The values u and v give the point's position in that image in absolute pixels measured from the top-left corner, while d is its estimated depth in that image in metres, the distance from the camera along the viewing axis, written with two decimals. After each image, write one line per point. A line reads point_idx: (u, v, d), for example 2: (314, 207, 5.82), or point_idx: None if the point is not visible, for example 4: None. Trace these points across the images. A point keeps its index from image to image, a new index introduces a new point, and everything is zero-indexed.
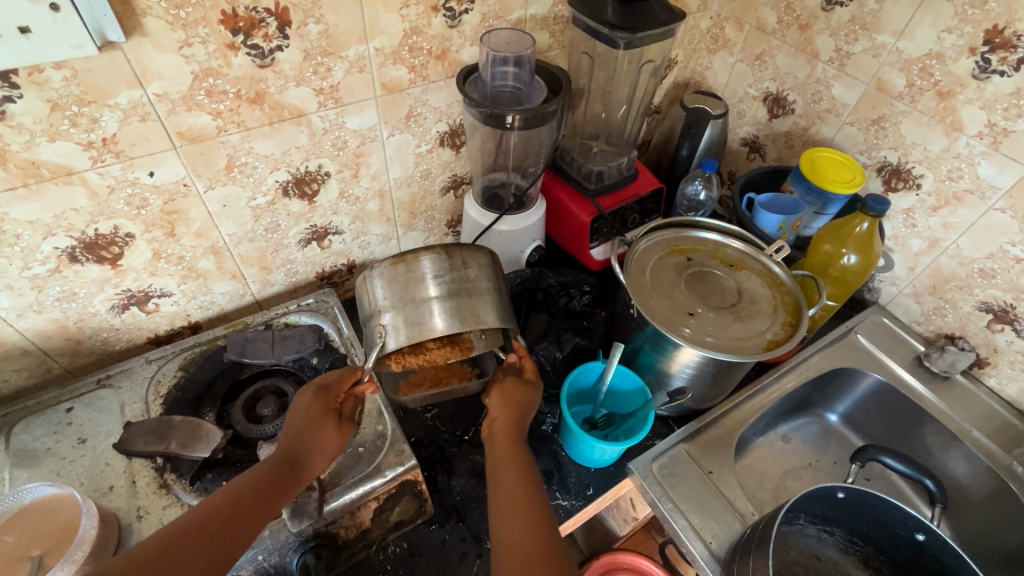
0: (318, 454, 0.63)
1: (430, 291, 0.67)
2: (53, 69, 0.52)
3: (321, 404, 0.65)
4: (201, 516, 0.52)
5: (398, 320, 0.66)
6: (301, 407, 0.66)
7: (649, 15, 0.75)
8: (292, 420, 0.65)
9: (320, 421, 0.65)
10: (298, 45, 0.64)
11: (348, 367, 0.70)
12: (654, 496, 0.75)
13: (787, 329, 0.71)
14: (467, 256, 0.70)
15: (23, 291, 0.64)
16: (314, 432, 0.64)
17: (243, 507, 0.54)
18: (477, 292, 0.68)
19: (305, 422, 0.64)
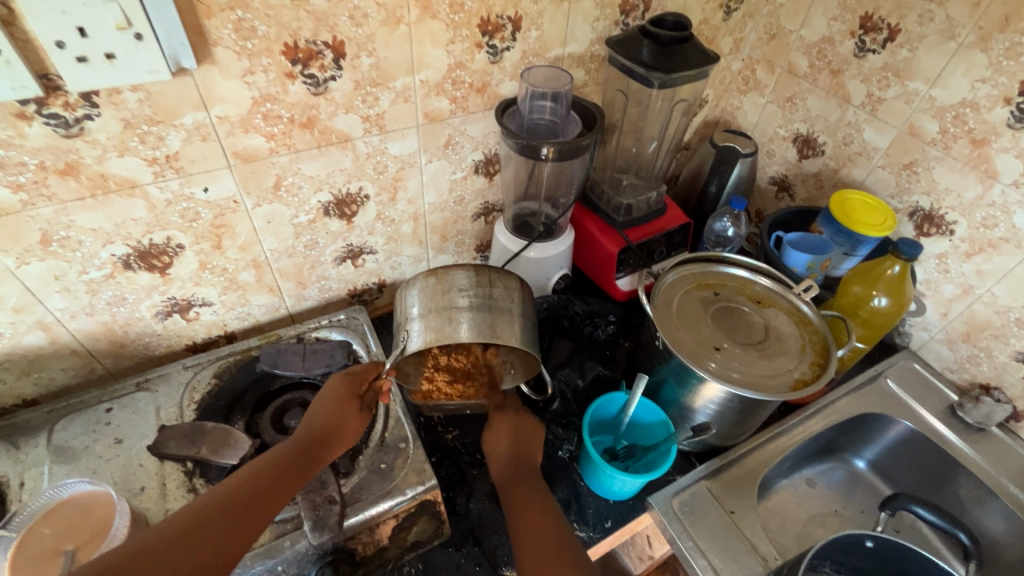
0: (339, 437, 0.68)
1: (456, 302, 0.69)
2: (130, 91, 0.56)
3: (347, 389, 0.72)
4: (229, 491, 0.57)
5: (423, 325, 0.69)
6: (325, 396, 0.71)
7: (683, 57, 0.78)
8: (314, 408, 0.70)
9: (339, 408, 0.70)
10: (351, 76, 0.68)
11: (367, 364, 0.76)
12: (674, 534, 0.74)
13: (815, 369, 0.70)
14: (497, 278, 0.72)
15: (79, 294, 0.68)
16: (335, 417, 0.69)
17: (267, 482, 0.59)
18: (500, 311, 0.70)
19: (331, 404, 0.70)
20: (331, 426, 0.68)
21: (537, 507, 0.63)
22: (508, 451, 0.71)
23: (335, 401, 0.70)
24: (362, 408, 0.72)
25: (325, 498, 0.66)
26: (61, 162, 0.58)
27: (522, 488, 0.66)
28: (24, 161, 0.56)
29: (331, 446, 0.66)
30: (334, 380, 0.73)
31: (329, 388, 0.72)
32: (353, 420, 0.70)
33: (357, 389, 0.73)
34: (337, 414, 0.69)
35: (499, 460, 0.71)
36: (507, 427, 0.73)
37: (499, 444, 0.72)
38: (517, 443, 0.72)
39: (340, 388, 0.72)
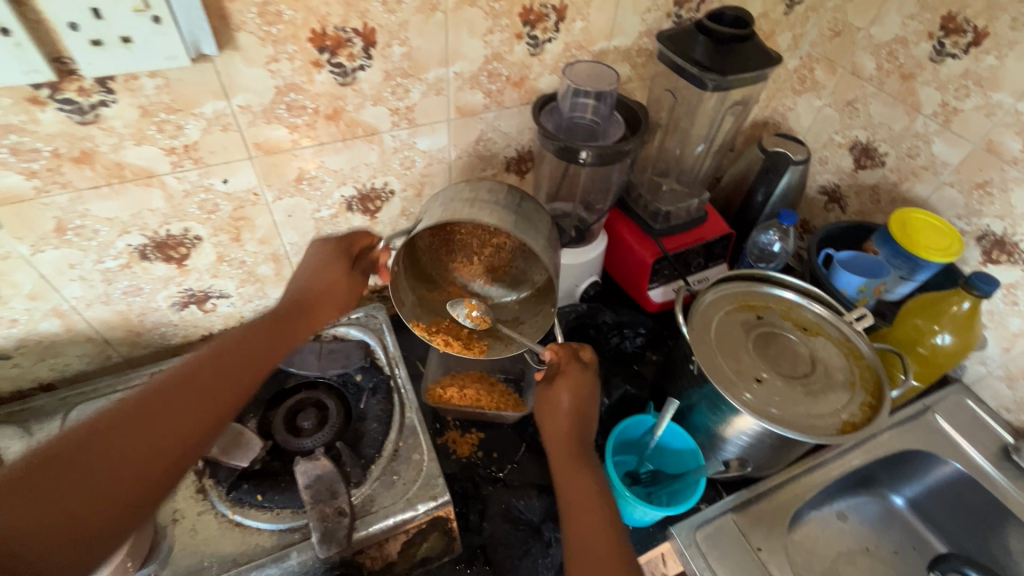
0: (321, 305, 0.65)
1: (484, 198, 0.63)
2: (147, 77, 0.53)
3: (333, 249, 0.68)
4: (202, 361, 0.54)
5: (438, 211, 0.62)
6: (307, 261, 0.68)
7: (742, 56, 0.71)
8: (299, 269, 0.67)
9: (322, 285, 0.66)
10: (380, 66, 0.64)
11: (354, 231, 0.71)
12: (696, 568, 0.70)
13: (865, 411, 0.64)
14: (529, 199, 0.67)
15: (94, 283, 0.66)
16: (319, 291, 0.65)
17: (243, 354, 0.57)
18: (525, 219, 0.63)
19: (315, 267, 0.66)
20: (312, 295, 0.65)
21: (593, 489, 0.59)
22: (571, 414, 0.65)
23: (319, 271, 0.66)
24: (349, 267, 0.68)
25: (334, 509, 0.63)
26: (76, 149, 0.55)
27: (580, 464, 0.62)
28: (37, 147, 0.53)
29: (313, 313, 0.64)
30: (317, 243, 0.69)
31: (312, 252, 0.68)
32: (335, 299, 0.66)
33: (348, 250, 0.69)
34: (319, 279, 0.66)
35: (559, 422, 0.65)
36: (573, 381, 0.66)
37: (560, 398, 0.66)
38: (580, 402, 0.66)
39: (330, 247, 0.68)
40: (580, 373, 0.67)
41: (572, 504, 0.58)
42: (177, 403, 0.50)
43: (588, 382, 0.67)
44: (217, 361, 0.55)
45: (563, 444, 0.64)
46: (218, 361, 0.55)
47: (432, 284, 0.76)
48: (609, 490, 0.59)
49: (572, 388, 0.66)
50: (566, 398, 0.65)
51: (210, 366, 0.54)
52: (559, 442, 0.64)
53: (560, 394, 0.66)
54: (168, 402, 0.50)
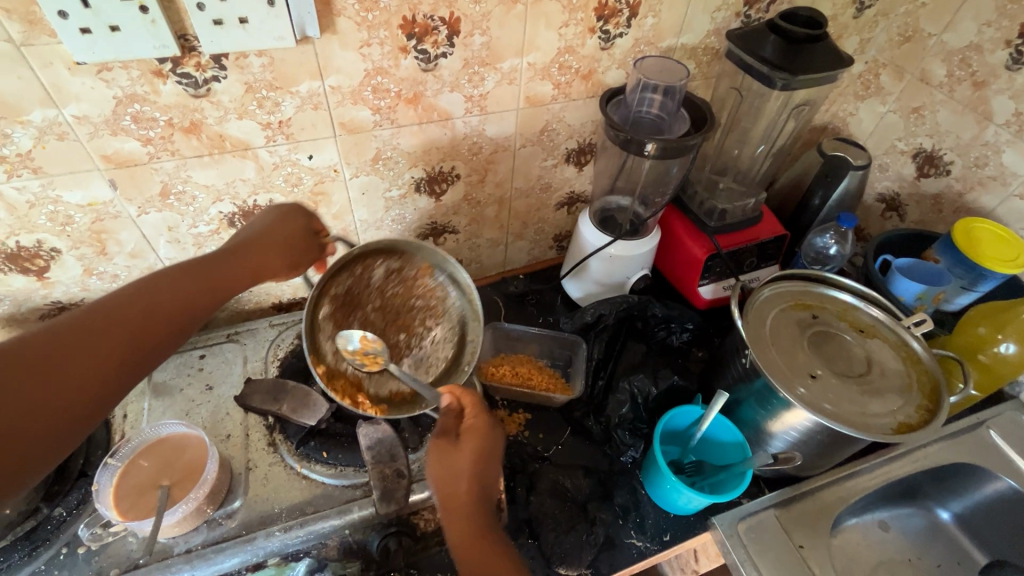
0: (264, 266, 0.62)
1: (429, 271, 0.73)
2: (255, 56, 0.58)
3: (292, 218, 0.66)
4: (122, 306, 0.52)
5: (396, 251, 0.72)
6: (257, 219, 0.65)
7: (813, 56, 0.72)
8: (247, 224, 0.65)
9: (267, 240, 0.63)
10: (461, 54, 0.67)
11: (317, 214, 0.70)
12: (737, 559, 0.71)
13: (921, 414, 0.64)
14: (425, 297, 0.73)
15: (186, 246, 0.72)
16: (263, 244, 0.63)
17: (170, 306, 0.55)
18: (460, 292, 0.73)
19: (267, 229, 0.64)
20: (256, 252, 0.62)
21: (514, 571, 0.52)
22: (473, 484, 0.57)
23: (267, 224, 0.64)
24: (302, 230, 0.66)
25: (394, 470, 0.67)
26: (187, 120, 0.60)
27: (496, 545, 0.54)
28: (154, 116, 0.58)
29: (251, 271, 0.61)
30: (275, 212, 0.66)
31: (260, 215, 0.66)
32: (279, 255, 0.64)
33: (302, 219, 0.66)
34: (269, 238, 0.63)
35: (460, 496, 0.57)
36: (475, 446, 0.58)
37: (460, 465, 0.58)
38: (483, 465, 0.58)
39: (280, 208, 0.66)
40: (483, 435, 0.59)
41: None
42: (84, 352, 0.48)
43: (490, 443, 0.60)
44: (138, 308, 0.53)
45: (470, 521, 0.56)
46: (139, 305, 0.53)
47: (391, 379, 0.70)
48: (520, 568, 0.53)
49: (466, 453, 0.58)
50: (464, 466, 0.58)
51: (130, 312, 0.52)
52: (466, 518, 0.56)
53: (457, 469, 0.57)
54: (75, 349, 0.48)
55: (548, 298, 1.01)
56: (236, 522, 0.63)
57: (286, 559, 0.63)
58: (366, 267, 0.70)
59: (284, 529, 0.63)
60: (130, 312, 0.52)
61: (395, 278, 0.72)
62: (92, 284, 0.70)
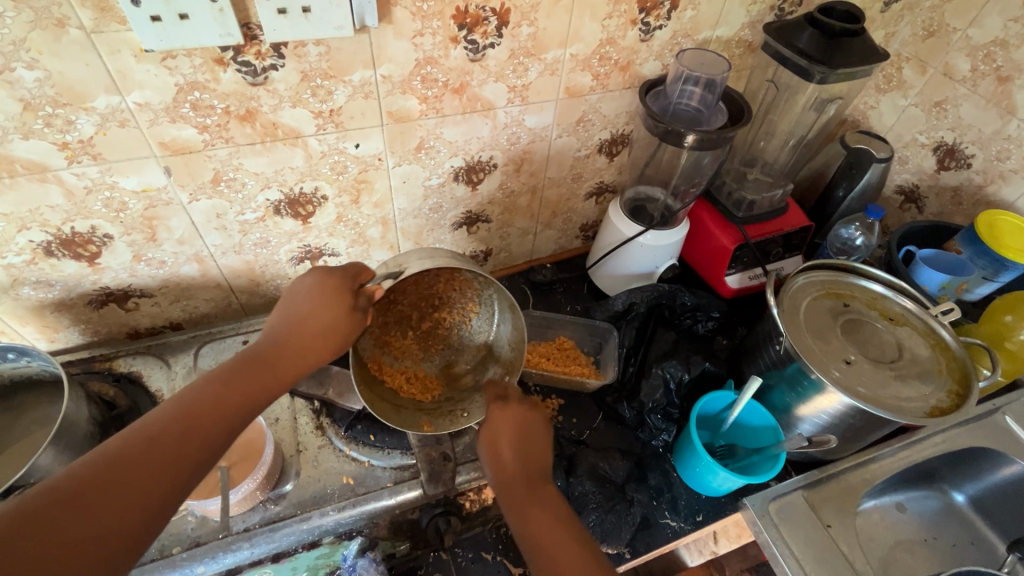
0: (306, 346, 0.56)
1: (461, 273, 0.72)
2: (313, 45, 0.58)
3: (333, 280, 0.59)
4: (173, 417, 0.47)
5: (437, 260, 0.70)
6: (298, 291, 0.59)
7: (850, 50, 0.73)
8: (283, 306, 0.58)
9: (309, 323, 0.56)
10: (508, 44, 0.68)
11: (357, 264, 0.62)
12: (769, 538, 0.74)
13: (952, 398, 0.67)
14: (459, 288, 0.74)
15: (232, 233, 0.73)
16: (303, 332, 0.56)
17: (218, 408, 0.49)
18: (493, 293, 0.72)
19: (309, 301, 0.57)
20: (299, 332, 0.56)
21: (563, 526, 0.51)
22: (515, 448, 0.58)
23: (311, 305, 0.57)
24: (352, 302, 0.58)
25: (440, 453, 0.68)
26: (243, 108, 0.60)
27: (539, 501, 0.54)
28: (213, 104, 0.59)
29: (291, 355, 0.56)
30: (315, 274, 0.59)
31: (304, 283, 0.59)
32: (325, 340, 0.56)
33: (347, 283, 0.59)
34: (314, 313, 0.57)
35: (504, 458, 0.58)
36: (515, 417, 0.60)
37: (500, 430, 0.60)
38: (523, 433, 0.60)
39: (319, 276, 0.59)
40: (514, 409, 0.61)
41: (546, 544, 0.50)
42: (115, 489, 0.42)
43: (525, 413, 0.62)
44: (187, 417, 0.48)
45: (516, 476, 0.56)
46: (177, 426, 0.47)
47: (431, 365, 0.75)
48: (573, 519, 0.53)
49: (507, 420, 0.60)
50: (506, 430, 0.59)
51: (172, 425, 0.47)
52: (509, 480, 0.56)
53: (498, 438, 0.59)
54: (105, 486, 0.42)
55: (576, 287, 1.02)
56: (291, 502, 0.65)
57: (340, 537, 0.65)
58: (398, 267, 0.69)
59: (338, 509, 0.64)
60: (162, 434, 0.46)
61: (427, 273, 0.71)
62: (139, 270, 0.71)
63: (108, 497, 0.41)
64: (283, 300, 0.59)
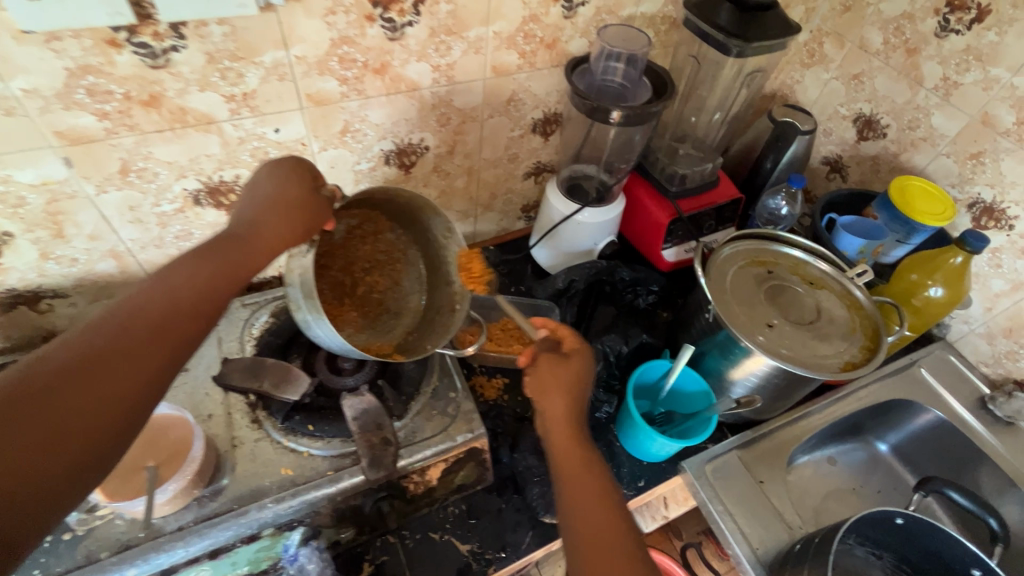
0: (274, 230, 0.56)
1: (388, 230, 0.73)
2: (216, 25, 0.56)
3: (292, 171, 0.58)
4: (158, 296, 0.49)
5: (366, 213, 0.71)
6: (256, 185, 0.58)
7: (764, 25, 0.76)
8: (248, 195, 0.58)
9: (274, 206, 0.57)
10: (427, 22, 0.67)
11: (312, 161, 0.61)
12: (705, 497, 0.77)
13: (864, 353, 0.71)
14: (391, 248, 0.74)
15: (150, 226, 0.70)
16: (269, 214, 0.56)
17: (203, 287, 0.51)
18: (424, 243, 0.74)
19: (271, 192, 0.57)
20: (268, 217, 0.56)
21: (589, 477, 0.57)
22: (570, 405, 0.62)
23: (274, 190, 0.57)
24: (314, 192, 0.59)
25: (381, 438, 0.68)
26: (145, 93, 0.57)
27: (581, 446, 0.60)
28: (110, 89, 0.56)
29: (261, 235, 0.56)
30: (272, 166, 0.59)
31: (260, 174, 0.59)
32: (294, 225, 0.57)
33: (305, 174, 0.59)
34: (278, 200, 0.57)
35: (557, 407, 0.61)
36: (577, 369, 0.63)
37: (556, 389, 0.62)
38: (574, 397, 0.62)
39: (280, 167, 0.58)
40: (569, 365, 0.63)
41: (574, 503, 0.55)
42: (117, 359, 0.45)
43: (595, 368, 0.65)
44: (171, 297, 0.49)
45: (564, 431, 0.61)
46: (158, 310, 0.48)
47: (371, 333, 0.72)
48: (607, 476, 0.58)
49: (569, 376, 0.63)
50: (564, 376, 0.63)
51: (160, 305, 0.48)
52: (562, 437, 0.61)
53: (548, 390, 0.62)
54: (107, 355, 0.44)
55: (520, 267, 1.03)
56: (228, 497, 0.63)
57: (280, 528, 0.64)
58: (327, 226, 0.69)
59: (277, 500, 0.63)
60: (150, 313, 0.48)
61: (356, 236, 0.71)
62: (49, 269, 0.68)
63: (104, 373, 0.44)
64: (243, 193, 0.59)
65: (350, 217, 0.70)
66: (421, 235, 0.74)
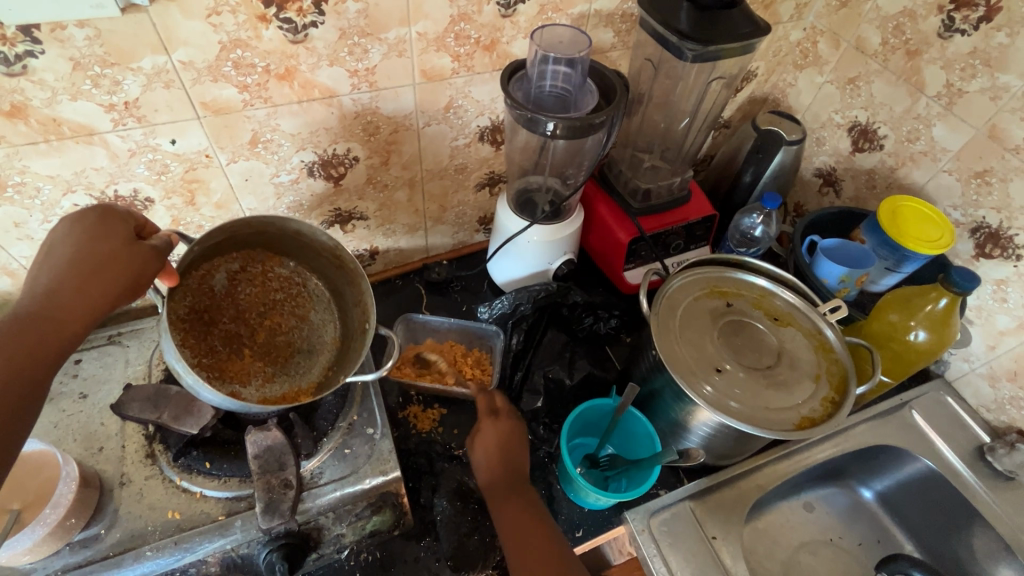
0: (91, 293, 0.48)
1: (280, 263, 0.67)
2: (76, 27, 0.50)
3: (95, 225, 0.51)
4: None
5: (249, 253, 0.65)
6: (53, 248, 0.50)
7: (728, 25, 0.66)
8: (42, 262, 0.50)
9: (77, 269, 0.49)
10: (334, 23, 0.60)
11: (125, 208, 0.53)
12: (647, 555, 0.69)
13: (826, 406, 0.62)
14: (288, 284, 0.68)
15: (43, 243, 0.65)
16: (72, 279, 0.48)
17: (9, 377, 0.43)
18: (322, 270, 0.69)
19: (74, 252, 0.49)
20: (76, 282, 0.48)
21: (533, 524, 0.61)
22: (501, 460, 0.67)
23: (73, 250, 0.49)
24: (130, 242, 0.51)
25: (281, 480, 0.62)
26: (6, 103, 0.52)
27: (514, 495, 0.64)
28: None
29: (75, 304, 0.48)
30: (67, 225, 0.51)
31: (58, 234, 0.51)
32: (114, 281, 0.49)
33: (118, 224, 0.52)
34: (83, 260, 0.49)
35: (490, 471, 0.66)
36: (502, 430, 0.70)
37: (486, 449, 0.68)
38: (506, 451, 0.68)
39: (83, 224, 0.51)
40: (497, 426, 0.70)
41: (522, 554, 0.58)
42: None
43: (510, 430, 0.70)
44: None
45: (501, 484, 0.65)
46: None
47: (286, 379, 0.65)
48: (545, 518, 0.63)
49: (494, 438, 0.69)
50: (490, 449, 0.68)
51: None
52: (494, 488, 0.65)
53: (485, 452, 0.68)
54: None
55: (474, 285, 0.96)
56: (110, 540, 0.59)
57: None
58: (202, 276, 0.62)
59: (156, 549, 0.59)
60: None
61: (242, 280, 0.65)
62: None
63: None
64: (37, 260, 0.50)
65: (229, 260, 0.64)
66: (314, 260, 0.68)
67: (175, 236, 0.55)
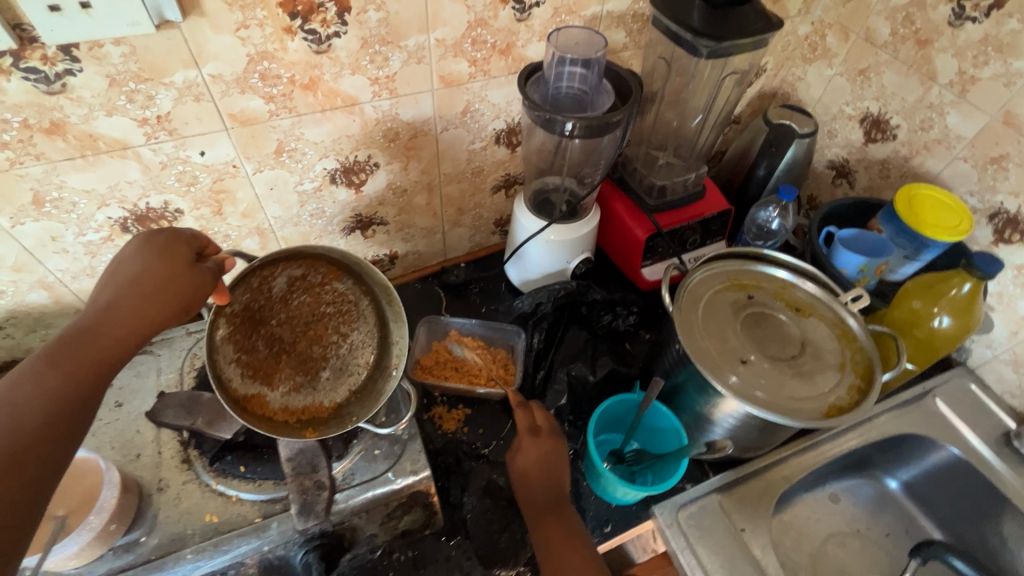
0: (147, 311, 0.50)
1: (338, 278, 0.66)
2: (112, 45, 0.52)
3: (161, 246, 0.53)
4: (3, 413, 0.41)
5: (313, 259, 0.64)
6: (118, 265, 0.52)
7: (740, 21, 0.67)
8: (106, 279, 0.52)
9: (137, 286, 0.50)
10: (356, 33, 0.61)
11: (190, 229, 0.55)
12: (677, 548, 0.70)
13: (852, 394, 0.63)
14: (341, 296, 0.66)
15: (78, 256, 0.67)
16: (132, 298, 0.50)
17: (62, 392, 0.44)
18: (375, 295, 0.68)
19: (137, 270, 0.51)
20: (134, 299, 0.50)
21: (574, 548, 0.61)
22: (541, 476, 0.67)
23: (138, 268, 0.51)
24: (191, 264, 0.53)
25: (314, 482, 0.63)
26: (46, 121, 0.54)
27: (553, 513, 0.64)
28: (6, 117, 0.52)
29: (131, 321, 0.49)
30: (134, 245, 0.53)
31: (126, 254, 0.53)
32: (169, 298, 0.51)
33: (182, 245, 0.54)
34: (143, 278, 0.51)
35: (535, 491, 0.66)
36: (545, 447, 0.69)
37: (529, 463, 0.67)
38: (547, 468, 0.67)
39: (148, 244, 0.53)
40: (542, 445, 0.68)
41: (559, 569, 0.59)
42: None
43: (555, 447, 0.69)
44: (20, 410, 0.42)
45: (542, 502, 0.65)
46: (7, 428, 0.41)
47: (311, 394, 0.65)
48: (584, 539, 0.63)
49: (535, 457, 0.68)
50: (533, 465, 0.67)
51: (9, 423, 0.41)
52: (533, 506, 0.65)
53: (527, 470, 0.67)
54: None
55: (492, 286, 0.97)
56: (151, 543, 0.60)
57: None
58: (265, 276, 0.61)
59: (196, 552, 0.60)
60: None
61: (300, 287, 0.64)
62: None
63: None
64: (103, 276, 0.52)
65: (293, 265, 0.63)
66: (377, 285, 0.67)
67: (229, 258, 0.57)
